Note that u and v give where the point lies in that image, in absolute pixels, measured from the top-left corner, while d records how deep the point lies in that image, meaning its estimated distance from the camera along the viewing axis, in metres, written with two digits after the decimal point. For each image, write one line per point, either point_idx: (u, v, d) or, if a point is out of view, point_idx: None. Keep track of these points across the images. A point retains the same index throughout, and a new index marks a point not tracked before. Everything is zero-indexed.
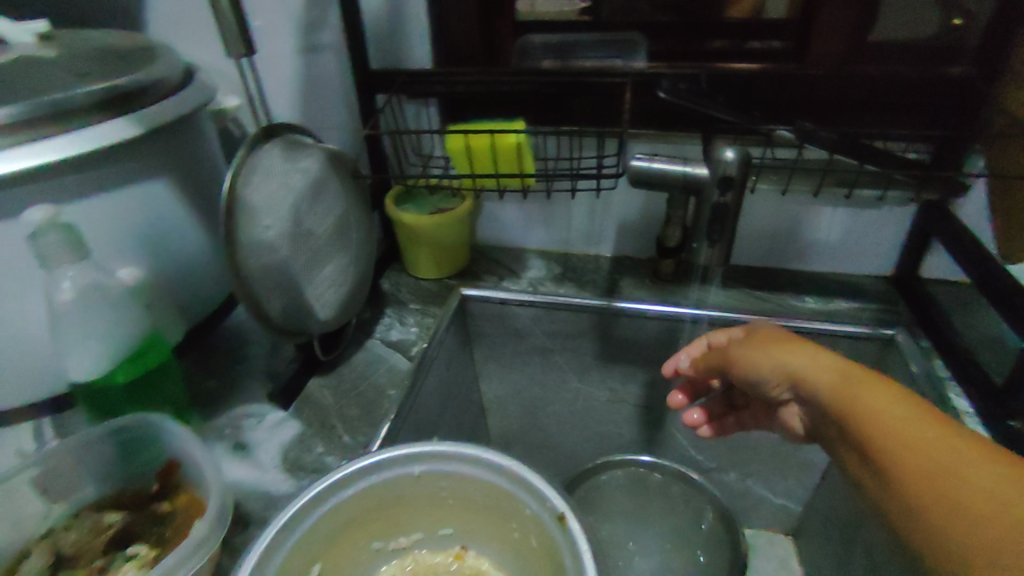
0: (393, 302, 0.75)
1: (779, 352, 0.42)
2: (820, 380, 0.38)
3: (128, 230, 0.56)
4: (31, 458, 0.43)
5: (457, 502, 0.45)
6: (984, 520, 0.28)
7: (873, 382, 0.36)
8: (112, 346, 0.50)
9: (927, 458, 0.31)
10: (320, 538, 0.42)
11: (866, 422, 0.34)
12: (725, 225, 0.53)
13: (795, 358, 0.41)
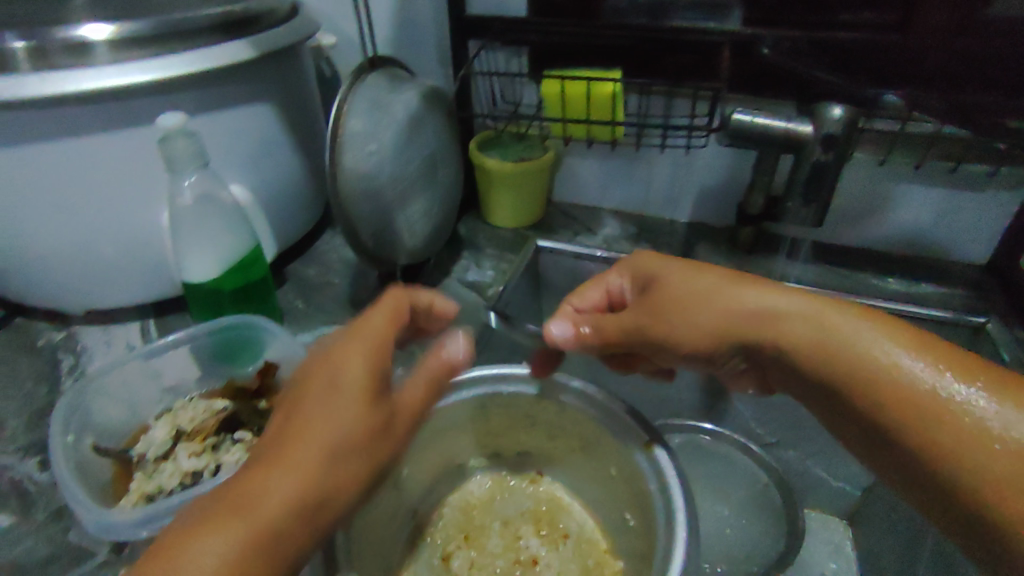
0: (470, 247, 0.77)
1: (759, 306, 0.38)
2: (841, 338, 0.34)
3: (237, 148, 0.59)
4: (144, 347, 0.48)
5: (544, 427, 0.48)
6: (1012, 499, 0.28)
7: (868, 324, 0.34)
8: (222, 253, 0.54)
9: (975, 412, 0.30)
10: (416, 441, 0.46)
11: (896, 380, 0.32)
12: (824, 185, 0.53)
13: (786, 312, 0.37)
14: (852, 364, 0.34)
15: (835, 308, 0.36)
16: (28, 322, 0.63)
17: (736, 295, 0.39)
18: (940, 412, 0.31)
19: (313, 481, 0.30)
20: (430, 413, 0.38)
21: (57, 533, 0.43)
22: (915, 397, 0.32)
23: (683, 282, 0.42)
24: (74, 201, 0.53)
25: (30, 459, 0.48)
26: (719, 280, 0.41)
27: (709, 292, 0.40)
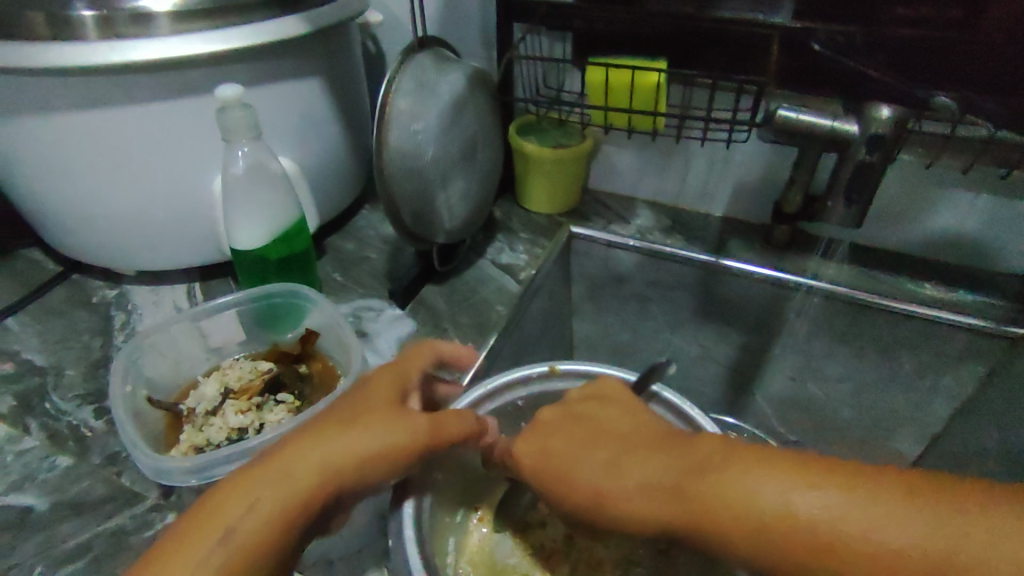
0: (504, 229, 0.78)
1: (644, 492, 0.35)
2: (747, 508, 0.33)
3: (288, 121, 0.61)
4: (192, 309, 0.50)
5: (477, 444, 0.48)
6: None
7: (712, 479, 0.34)
8: (271, 223, 0.56)
9: (937, 544, 0.29)
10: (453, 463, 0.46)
11: (826, 539, 0.31)
12: (867, 186, 0.51)
13: (683, 499, 0.34)
14: (768, 540, 0.32)
15: (716, 476, 0.34)
16: (83, 279, 0.67)
17: (621, 484, 0.36)
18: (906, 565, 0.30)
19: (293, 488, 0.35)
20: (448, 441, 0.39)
21: (110, 477, 0.46)
22: (863, 550, 0.30)
23: (572, 477, 0.37)
24: (133, 165, 0.56)
25: (85, 407, 0.52)
26: (602, 467, 0.37)
27: (599, 493, 0.36)
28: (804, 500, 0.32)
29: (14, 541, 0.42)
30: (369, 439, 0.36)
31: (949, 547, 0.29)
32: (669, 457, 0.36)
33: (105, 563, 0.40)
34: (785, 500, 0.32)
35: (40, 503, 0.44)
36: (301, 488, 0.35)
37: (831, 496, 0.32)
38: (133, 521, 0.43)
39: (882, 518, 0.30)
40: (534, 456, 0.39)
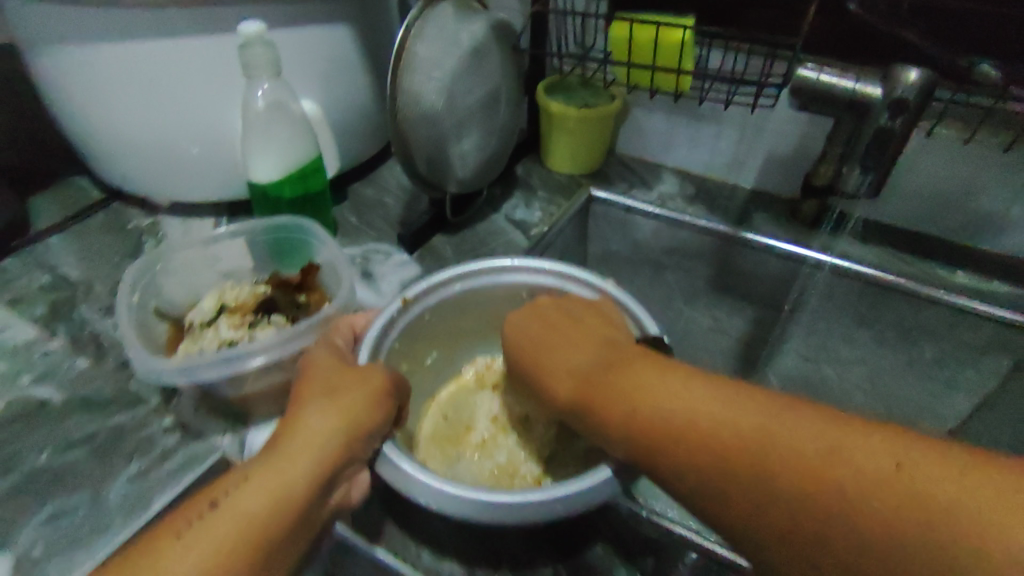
0: (523, 186, 0.78)
1: (599, 373, 0.37)
2: (657, 402, 0.33)
3: (312, 65, 0.62)
4: (203, 231, 0.52)
5: (423, 336, 0.48)
6: (934, 504, 0.26)
7: (657, 373, 0.35)
8: (286, 161, 0.58)
9: (827, 460, 0.28)
10: (409, 338, 0.46)
11: (722, 441, 0.31)
12: (885, 152, 0.48)
13: (602, 386, 0.36)
14: (671, 436, 0.32)
15: (645, 374, 0.35)
16: (122, 205, 0.71)
17: (582, 367, 0.38)
18: (796, 482, 0.29)
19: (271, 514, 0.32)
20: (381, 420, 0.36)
21: (121, 380, 0.50)
22: (752, 458, 0.30)
23: (529, 352, 0.40)
24: (163, 96, 0.59)
25: (108, 318, 0.56)
26: (555, 347, 0.40)
27: (547, 369, 0.39)
28: (709, 401, 0.32)
29: (32, 427, 0.46)
30: (293, 463, 0.34)
31: (841, 466, 0.28)
32: (625, 357, 0.37)
33: (104, 454, 0.44)
34: (694, 403, 0.33)
35: (57, 396, 0.49)
36: (225, 533, 0.31)
37: (740, 409, 0.32)
38: (135, 420, 0.47)
39: (779, 430, 0.30)
40: (520, 337, 0.42)
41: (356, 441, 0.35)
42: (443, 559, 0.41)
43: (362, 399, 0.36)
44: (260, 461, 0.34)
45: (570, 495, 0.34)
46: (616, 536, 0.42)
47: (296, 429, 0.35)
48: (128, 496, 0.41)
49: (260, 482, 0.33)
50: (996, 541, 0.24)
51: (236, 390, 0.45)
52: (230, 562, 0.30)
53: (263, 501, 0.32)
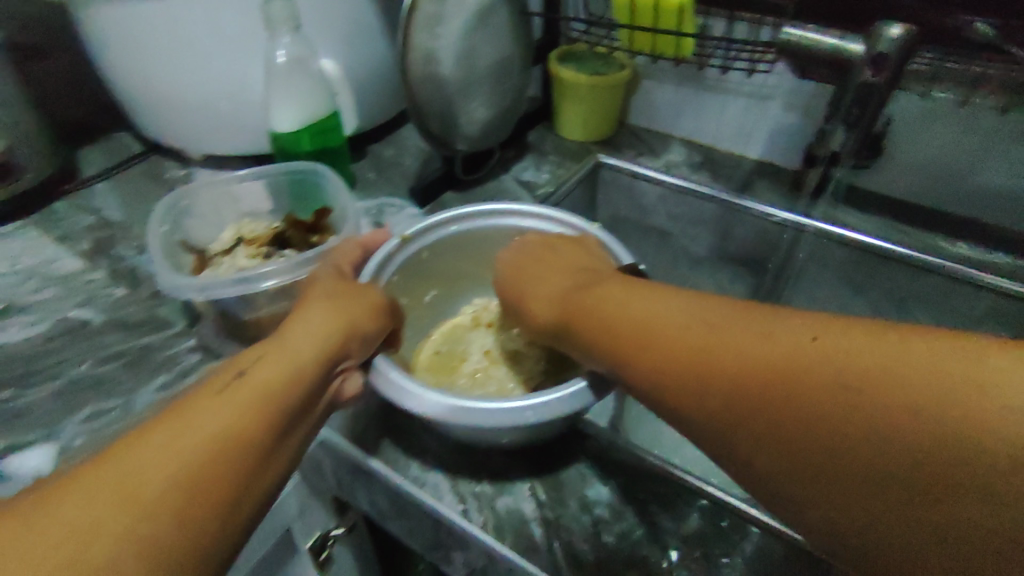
0: (535, 151, 0.81)
1: (574, 292, 0.40)
2: (625, 314, 0.36)
3: (333, 26, 0.65)
4: (226, 172, 0.57)
5: (422, 273, 0.52)
6: (865, 354, 0.27)
7: (623, 289, 0.38)
8: (304, 115, 0.62)
9: (781, 342, 0.30)
10: (409, 273, 0.50)
11: (685, 339, 0.33)
12: (867, 107, 0.51)
13: (578, 303, 0.39)
14: (637, 340, 0.35)
15: (614, 290, 0.39)
16: (160, 159, 0.77)
17: (560, 288, 0.42)
18: (757, 366, 0.30)
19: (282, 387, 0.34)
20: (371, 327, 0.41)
21: (151, 306, 0.55)
22: (701, 341, 0.32)
23: (516, 280, 0.45)
24: (194, 53, 0.63)
25: (143, 254, 0.62)
26: (537, 278, 0.44)
27: (529, 292, 0.43)
28: (672, 309, 0.35)
29: (73, 342, 0.52)
30: (300, 346, 0.36)
31: (796, 345, 0.29)
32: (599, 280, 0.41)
33: (134, 367, 0.49)
34: (657, 313, 0.35)
35: (96, 318, 0.54)
36: (254, 391, 0.33)
37: (694, 310, 0.34)
38: (161, 340, 0.52)
39: (736, 325, 0.32)
40: (511, 269, 0.46)
41: (351, 339, 0.39)
42: (429, 468, 0.44)
43: (361, 309, 0.40)
44: (269, 346, 0.36)
45: (542, 402, 0.37)
46: (592, 459, 0.44)
47: (300, 323, 0.38)
48: (153, 402, 0.47)
49: (271, 362, 0.35)
50: (925, 371, 0.26)
51: (251, 312, 0.50)
52: (252, 418, 0.32)
53: (282, 371, 0.35)
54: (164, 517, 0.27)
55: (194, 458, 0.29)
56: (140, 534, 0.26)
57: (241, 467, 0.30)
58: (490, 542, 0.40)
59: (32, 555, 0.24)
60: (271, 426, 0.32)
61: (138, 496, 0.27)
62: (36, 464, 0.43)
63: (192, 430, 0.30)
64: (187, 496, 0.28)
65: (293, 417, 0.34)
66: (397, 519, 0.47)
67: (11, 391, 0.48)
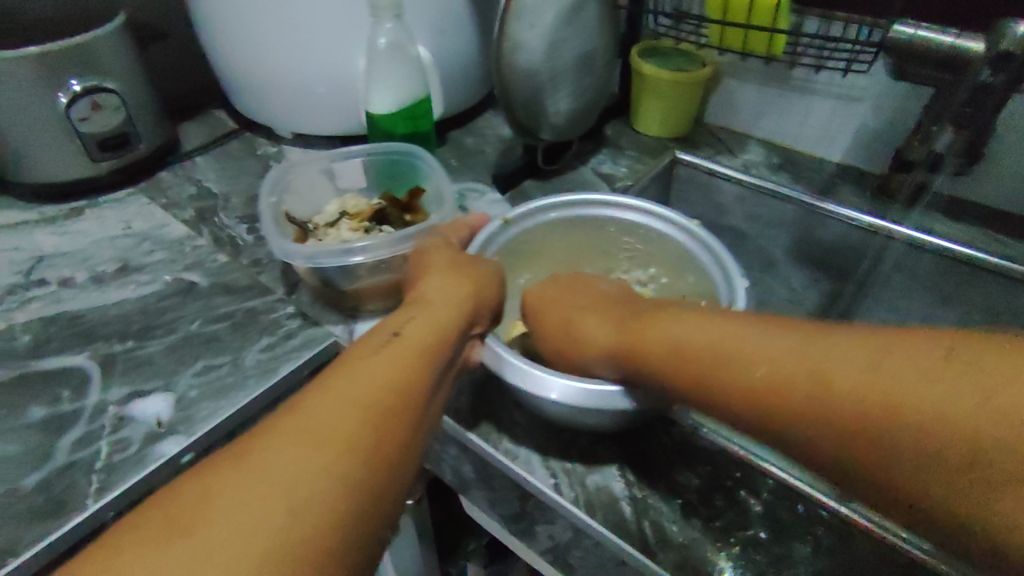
0: (612, 145, 0.82)
1: (594, 321, 0.43)
2: (690, 346, 0.36)
3: (431, 14, 0.67)
4: (330, 150, 0.60)
5: (527, 259, 0.56)
6: (853, 372, 0.30)
7: (637, 314, 0.41)
8: (400, 100, 0.65)
9: (864, 379, 0.29)
10: (508, 253, 0.54)
11: (762, 372, 0.32)
12: (981, 104, 0.54)
13: (605, 333, 0.41)
14: (709, 373, 0.34)
15: (628, 318, 0.41)
16: (254, 136, 0.81)
17: (582, 316, 0.44)
18: (761, 387, 0.32)
19: (432, 349, 0.39)
20: (491, 296, 0.45)
21: (253, 273, 0.59)
22: (710, 364, 0.34)
23: (547, 311, 0.46)
24: (299, 35, 0.66)
25: (243, 225, 0.65)
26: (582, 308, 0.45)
27: (559, 321, 0.45)
28: (744, 336, 0.34)
29: (185, 301, 0.56)
30: (441, 313, 0.41)
31: (879, 382, 0.29)
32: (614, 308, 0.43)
33: (241, 327, 0.53)
34: (725, 341, 0.35)
35: (203, 280, 0.58)
36: (406, 353, 0.38)
37: (695, 327, 0.36)
38: (264, 305, 0.55)
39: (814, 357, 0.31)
40: (537, 300, 0.48)
41: (478, 308, 0.44)
42: (520, 442, 0.46)
43: (484, 282, 0.45)
44: (412, 311, 0.42)
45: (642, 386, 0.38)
46: (677, 445, 0.45)
47: (433, 291, 0.43)
48: (260, 361, 0.50)
49: (419, 328, 0.40)
50: (909, 384, 0.28)
51: (350, 283, 0.52)
52: (414, 370, 0.37)
53: (425, 334, 0.40)
54: (356, 449, 0.32)
55: (376, 403, 0.34)
56: (356, 463, 0.32)
57: (410, 412, 0.36)
58: (582, 516, 0.41)
59: (274, 485, 0.30)
60: (426, 376, 0.38)
61: (340, 435, 0.32)
62: (157, 410, 0.46)
63: (366, 378, 0.35)
64: (371, 432, 0.33)
65: (441, 371, 0.39)
66: (481, 489, 0.49)
67: (132, 343, 0.52)
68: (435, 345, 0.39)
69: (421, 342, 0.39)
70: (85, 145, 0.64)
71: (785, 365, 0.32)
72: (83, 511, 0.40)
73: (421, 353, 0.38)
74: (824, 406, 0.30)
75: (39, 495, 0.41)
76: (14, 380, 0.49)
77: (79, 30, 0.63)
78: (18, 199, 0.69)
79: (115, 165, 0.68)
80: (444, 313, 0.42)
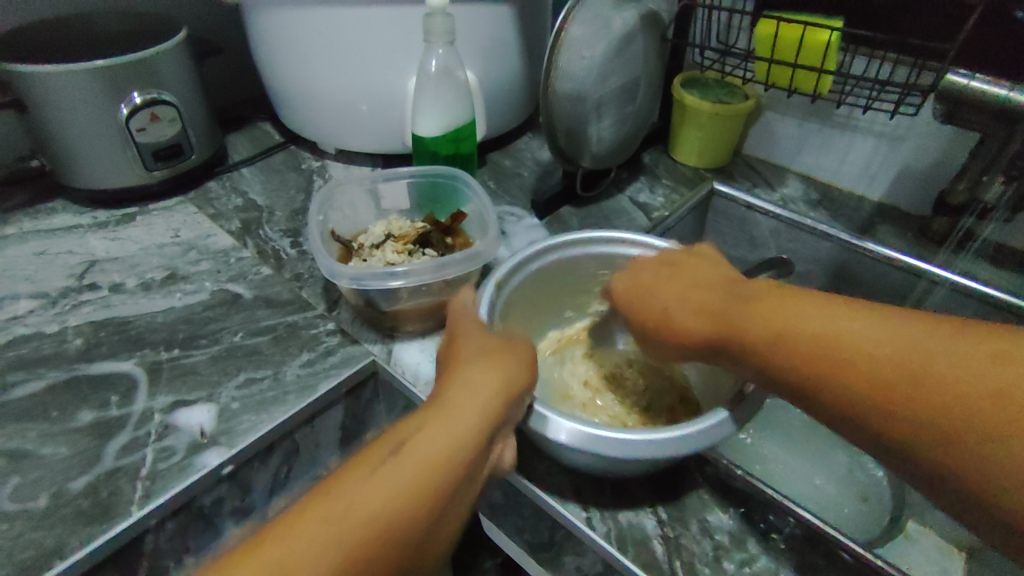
0: (649, 173, 0.82)
1: (682, 315, 0.41)
2: (783, 323, 0.37)
3: (480, 41, 0.68)
4: (379, 172, 0.61)
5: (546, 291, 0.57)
6: (930, 361, 0.32)
7: (746, 295, 0.41)
8: (445, 124, 0.67)
9: (933, 361, 0.32)
10: (530, 285, 0.54)
11: (836, 345, 0.35)
12: None
13: (733, 309, 0.40)
14: (791, 348, 0.36)
15: (741, 293, 0.41)
16: (297, 150, 0.83)
17: (676, 304, 0.42)
18: (840, 343, 0.35)
19: (437, 476, 0.35)
20: (522, 394, 0.40)
21: (294, 288, 0.60)
22: (803, 333, 0.36)
23: (638, 306, 0.44)
24: (351, 56, 0.68)
25: (285, 239, 0.67)
26: (669, 297, 0.43)
27: (658, 310, 0.43)
28: (824, 312, 0.37)
29: (228, 312, 0.57)
30: (462, 427, 0.37)
31: (938, 356, 0.32)
32: (708, 290, 0.42)
33: (283, 341, 0.54)
34: (805, 315, 0.37)
35: (247, 292, 0.59)
36: (410, 485, 0.34)
37: (797, 303, 0.38)
38: (305, 320, 0.56)
39: (892, 337, 0.34)
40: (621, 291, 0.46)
41: (508, 416, 0.39)
42: (554, 472, 0.46)
43: (520, 376, 0.41)
44: (432, 420, 0.37)
45: (665, 437, 0.38)
46: (711, 484, 0.45)
47: (462, 383, 0.39)
48: (301, 376, 0.51)
49: (431, 452, 0.35)
50: (978, 373, 0.31)
51: (389, 306, 0.53)
52: (411, 507, 0.33)
53: (437, 460, 0.35)
54: None
55: (357, 548, 0.31)
56: None
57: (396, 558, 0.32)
58: (613, 551, 0.41)
59: None
60: (421, 518, 0.34)
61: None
62: (200, 421, 0.47)
63: (354, 518, 0.32)
64: None
65: (450, 501, 0.35)
66: (510, 515, 0.50)
67: (178, 352, 0.53)
68: (441, 474, 0.35)
69: (424, 471, 0.34)
70: (140, 155, 0.67)
71: (873, 338, 0.34)
72: (128, 518, 0.41)
73: (423, 488, 0.34)
74: (901, 382, 0.32)
75: (87, 498, 0.42)
76: (65, 383, 0.51)
77: (141, 44, 0.66)
78: (73, 203, 0.71)
79: (167, 176, 0.70)
80: (462, 428, 0.37)
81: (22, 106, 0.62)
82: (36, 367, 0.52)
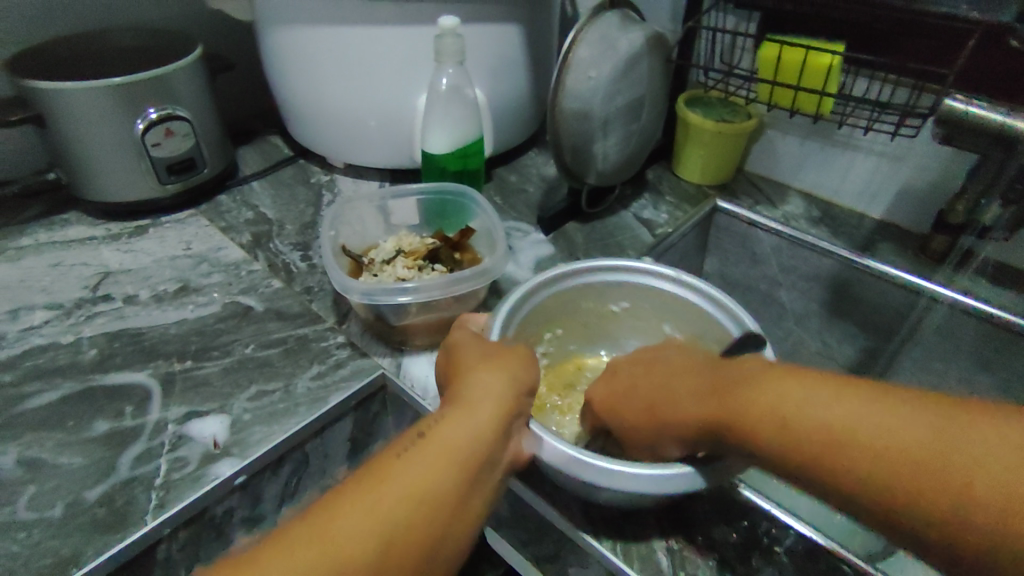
0: (652, 189, 0.83)
1: (675, 404, 0.41)
2: (779, 412, 0.36)
3: (489, 60, 0.70)
4: (389, 188, 0.63)
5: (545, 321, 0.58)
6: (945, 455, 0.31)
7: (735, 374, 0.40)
8: (454, 140, 0.68)
9: (952, 451, 0.31)
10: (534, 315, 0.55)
11: (826, 425, 0.34)
12: None
13: (721, 395, 0.39)
14: (792, 444, 0.35)
15: (728, 376, 0.40)
16: (307, 164, 0.84)
17: (666, 395, 0.42)
18: (837, 439, 0.34)
19: (454, 454, 0.38)
20: (528, 380, 0.44)
21: (303, 301, 0.61)
22: (801, 426, 0.35)
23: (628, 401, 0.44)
24: (362, 74, 0.70)
25: (295, 252, 0.68)
26: (657, 388, 0.43)
27: (649, 405, 0.43)
28: (803, 393, 0.36)
29: (239, 325, 0.58)
30: (478, 413, 0.40)
31: (941, 440, 0.31)
32: (694, 375, 0.42)
33: (293, 354, 0.55)
34: (796, 404, 0.36)
35: (257, 305, 0.60)
36: (432, 459, 0.37)
37: (789, 387, 0.37)
38: (314, 333, 0.57)
39: (896, 427, 0.33)
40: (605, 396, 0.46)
41: (520, 400, 0.42)
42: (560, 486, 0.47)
43: (517, 362, 0.44)
44: (450, 409, 0.40)
45: (644, 474, 0.40)
46: (712, 497, 0.46)
47: (472, 382, 0.42)
48: (311, 389, 0.52)
49: (451, 432, 0.39)
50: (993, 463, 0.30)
51: (399, 320, 0.54)
52: (438, 478, 0.36)
53: (456, 439, 0.38)
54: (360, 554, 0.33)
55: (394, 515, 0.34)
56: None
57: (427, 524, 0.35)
58: (618, 563, 0.42)
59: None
60: (446, 491, 0.36)
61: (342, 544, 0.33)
62: (213, 431, 0.48)
63: (384, 488, 0.35)
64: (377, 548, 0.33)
65: (472, 478, 0.38)
66: (516, 527, 0.50)
67: (190, 363, 0.54)
68: (462, 451, 0.38)
69: (444, 450, 0.38)
70: (154, 168, 0.68)
71: (877, 430, 0.33)
72: (142, 527, 0.42)
73: (444, 462, 0.37)
74: (915, 476, 0.31)
75: (102, 507, 0.43)
76: (80, 393, 0.51)
77: (158, 61, 0.67)
78: (87, 214, 0.73)
79: (179, 189, 0.71)
80: (478, 413, 0.40)
81: (41, 122, 0.63)
82: (51, 378, 0.53)
